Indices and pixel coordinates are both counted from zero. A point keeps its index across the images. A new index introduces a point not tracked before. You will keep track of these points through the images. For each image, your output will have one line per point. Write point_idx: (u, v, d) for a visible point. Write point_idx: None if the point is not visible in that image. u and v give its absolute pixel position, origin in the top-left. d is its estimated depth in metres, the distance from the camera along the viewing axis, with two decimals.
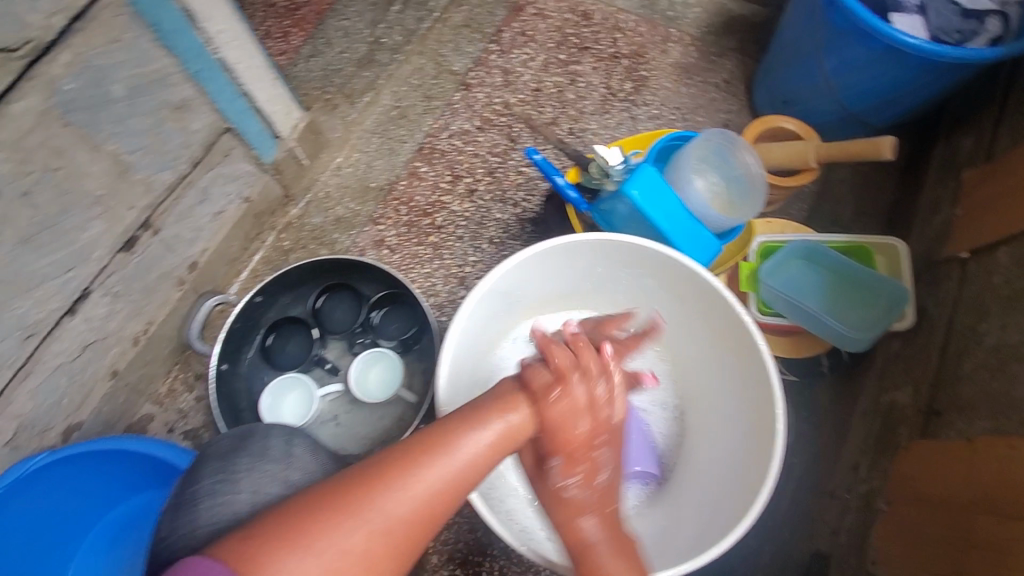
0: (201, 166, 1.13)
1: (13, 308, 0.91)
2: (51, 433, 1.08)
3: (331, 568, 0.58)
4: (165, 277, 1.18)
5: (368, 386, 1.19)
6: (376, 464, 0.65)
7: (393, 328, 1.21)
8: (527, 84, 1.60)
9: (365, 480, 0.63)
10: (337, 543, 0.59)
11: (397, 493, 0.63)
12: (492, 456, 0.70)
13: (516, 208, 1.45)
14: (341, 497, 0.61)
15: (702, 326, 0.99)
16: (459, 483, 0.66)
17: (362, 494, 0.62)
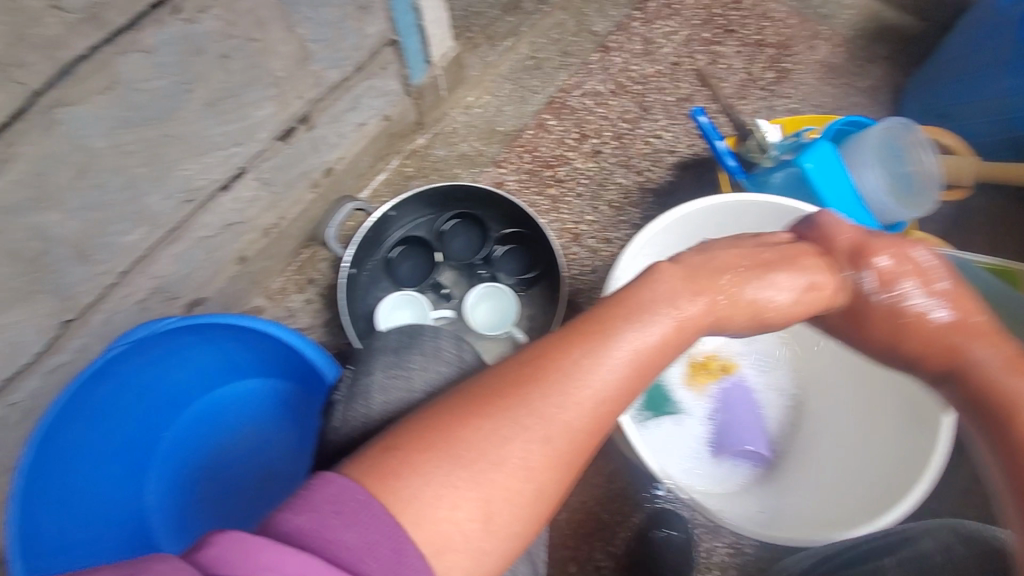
0: (361, 72, 1.14)
1: (184, 168, 0.92)
2: (179, 302, 1.11)
3: (485, 484, 0.51)
4: (303, 176, 1.20)
5: (477, 318, 1.20)
6: (521, 367, 0.56)
7: (513, 266, 1.23)
8: (667, 56, 1.57)
9: (512, 386, 0.55)
10: (489, 455, 0.51)
11: (562, 400, 0.54)
12: (653, 362, 0.59)
13: (640, 176, 1.44)
14: (488, 402, 0.53)
15: None
16: (617, 391, 0.56)
17: (508, 402, 0.53)
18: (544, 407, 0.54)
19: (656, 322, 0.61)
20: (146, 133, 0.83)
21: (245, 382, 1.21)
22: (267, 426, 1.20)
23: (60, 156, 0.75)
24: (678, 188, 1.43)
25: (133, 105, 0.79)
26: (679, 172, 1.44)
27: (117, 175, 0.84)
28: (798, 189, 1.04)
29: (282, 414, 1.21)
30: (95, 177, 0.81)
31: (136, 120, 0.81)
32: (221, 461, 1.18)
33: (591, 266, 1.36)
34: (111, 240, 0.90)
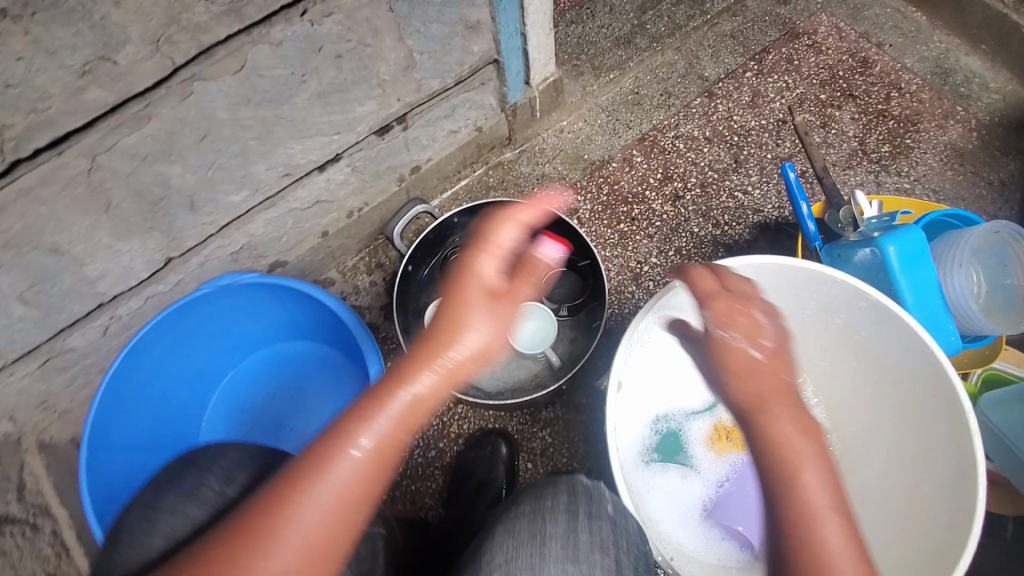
0: (461, 85, 1.23)
1: (288, 146, 1.05)
2: (263, 260, 1.25)
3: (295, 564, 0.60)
4: (392, 170, 1.30)
5: (518, 334, 1.22)
6: (304, 456, 0.64)
7: (560, 291, 1.25)
8: (775, 112, 1.52)
9: (297, 477, 0.62)
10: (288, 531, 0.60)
11: (330, 467, 0.63)
12: (417, 404, 0.67)
13: (717, 228, 1.40)
14: (276, 497, 0.61)
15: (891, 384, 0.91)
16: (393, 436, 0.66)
17: (291, 496, 0.61)
18: (318, 483, 0.62)
19: (417, 371, 0.67)
20: (262, 112, 0.95)
21: (303, 344, 1.34)
22: (312, 387, 1.33)
23: (190, 120, 0.89)
24: (755, 248, 1.38)
25: (254, 86, 0.91)
26: (759, 232, 1.39)
27: (233, 143, 0.97)
28: (873, 272, 0.96)
29: (327, 379, 1.32)
30: (214, 142, 0.94)
31: (256, 100, 0.93)
32: (269, 409, 1.32)
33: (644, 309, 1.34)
34: (218, 197, 1.04)
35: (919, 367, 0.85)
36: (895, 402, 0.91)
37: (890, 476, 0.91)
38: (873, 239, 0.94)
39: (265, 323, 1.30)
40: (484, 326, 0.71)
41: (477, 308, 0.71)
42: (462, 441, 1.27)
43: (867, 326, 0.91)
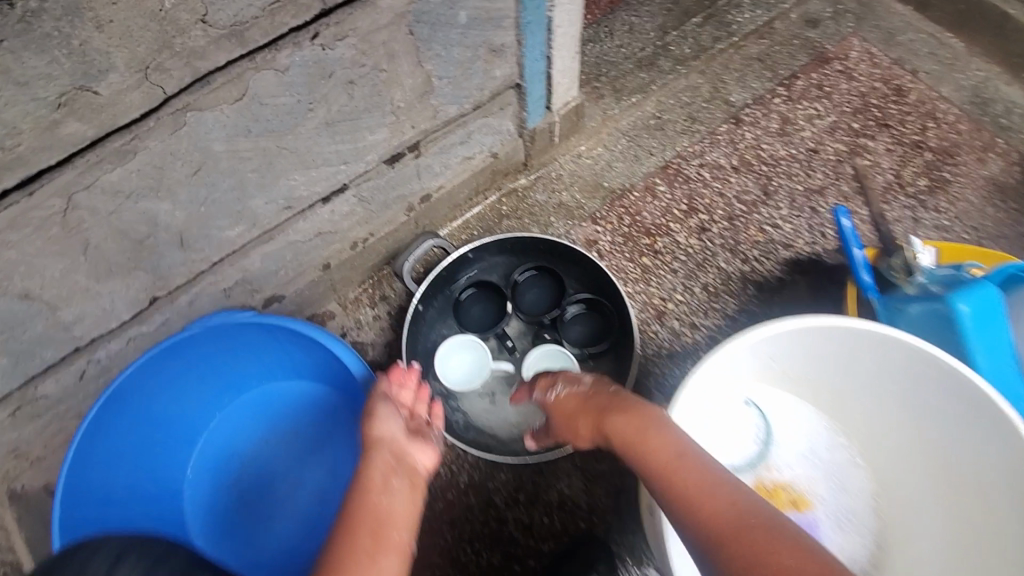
0: (479, 110, 1.14)
1: (291, 177, 0.95)
2: (258, 295, 1.14)
3: None
4: (401, 198, 1.21)
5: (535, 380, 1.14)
6: None
7: (583, 336, 1.14)
8: (805, 141, 1.45)
9: None
10: None
11: None
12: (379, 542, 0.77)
13: (746, 264, 1.31)
14: None
15: (936, 434, 0.83)
16: None
17: None
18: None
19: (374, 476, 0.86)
20: (263, 142, 0.86)
21: (300, 385, 1.23)
22: (308, 433, 1.22)
23: (182, 153, 0.79)
24: (786, 285, 1.29)
25: (255, 116, 0.81)
26: (790, 269, 1.30)
27: (229, 176, 0.87)
28: (939, 329, 0.87)
29: (324, 425, 1.21)
30: (208, 175, 0.84)
31: (257, 130, 0.83)
32: (259, 455, 1.21)
33: (668, 350, 1.24)
34: (211, 232, 0.94)
35: (960, 411, 0.78)
36: (964, 471, 0.80)
37: (952, 549, 0.82)
38: (942, 296, 0.85)
39: (257, 362, 1.19)
40: (393, 448, 0.90)
41: (388, 424, 0.92)
42: (472, 490, 1.15)
43: (926, 392, 0.82)
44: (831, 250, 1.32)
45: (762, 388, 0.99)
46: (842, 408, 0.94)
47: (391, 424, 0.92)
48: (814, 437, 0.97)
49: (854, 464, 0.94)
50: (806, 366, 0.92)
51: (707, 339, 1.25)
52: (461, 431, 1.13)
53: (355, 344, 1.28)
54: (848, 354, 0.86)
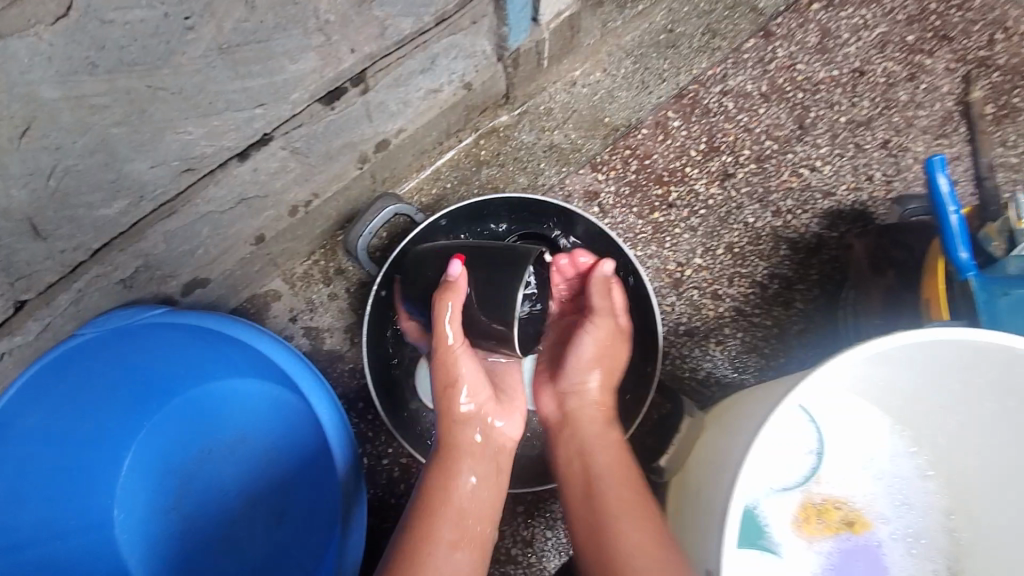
0: (444, 24, 0.85)
1: (181, 130, 0.67)
2: (173, 282, 0.89)
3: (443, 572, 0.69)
4: (350, 147, 0.93)
5: None
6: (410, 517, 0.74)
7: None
8: (849, 61, 1.19)
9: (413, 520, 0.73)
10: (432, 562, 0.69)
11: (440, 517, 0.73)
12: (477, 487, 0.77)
13: (778, 218, 1.09)
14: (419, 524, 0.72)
15: (963, 409, 0.71)
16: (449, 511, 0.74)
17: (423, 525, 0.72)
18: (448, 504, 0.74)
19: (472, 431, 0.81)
20: (126, 81, 0.58)
21: (244, 383, 1.01)
22: (259, 438, 1.01)
23: None
24: (824, 243, 1.08)
25: (97, 41, 0.54)
26: (829, 223, 1.09)
27: (83, 135, 0.60)
28: None
29: (278, 428, 1.01)
30: (46, 135, 0.58)
31: (106, 64, 0.56)
32: (205, 468, 1.01)
33: (686, 327, 1.04)
34: (79, 213, 0.68)
35: (975, 380, 0.67)
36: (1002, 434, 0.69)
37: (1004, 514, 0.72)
38: None
39: (186, 362, 0.95)
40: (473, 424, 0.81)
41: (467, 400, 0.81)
42: None
43: (957, 378, 0.68)
44: (879, 198, 1.11)
45: (831, 399, 0.79)
46: (884, 401, 0.77)
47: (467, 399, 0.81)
48: (882, 447, 0.79)
49: (920, 474, 0.78)
50: (900, 375, 0.71)
51: (732, 314, 1.04)
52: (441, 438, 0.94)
53: (308, 331, 1.05)
54: (886, 363, 0.69)
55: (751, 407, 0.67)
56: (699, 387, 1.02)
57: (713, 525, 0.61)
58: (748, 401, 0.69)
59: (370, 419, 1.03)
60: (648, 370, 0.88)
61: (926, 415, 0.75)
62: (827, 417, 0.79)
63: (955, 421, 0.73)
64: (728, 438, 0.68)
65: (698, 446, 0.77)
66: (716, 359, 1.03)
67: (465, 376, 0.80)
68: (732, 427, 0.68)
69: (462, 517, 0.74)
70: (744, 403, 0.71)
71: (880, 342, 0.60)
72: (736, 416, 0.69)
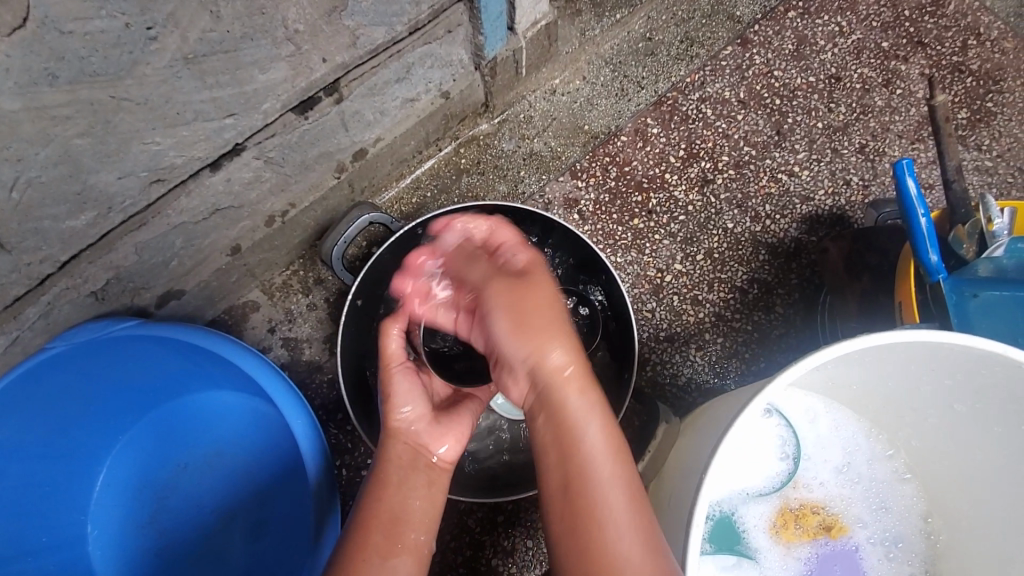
0: (418, 33, 0.85)
1: (149, 140, 0.67)
2: (146, 294, 0.88)
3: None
4: (327, 157, 0.93)
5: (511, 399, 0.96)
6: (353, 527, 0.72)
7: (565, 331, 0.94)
8: (825, 67, 1.20)
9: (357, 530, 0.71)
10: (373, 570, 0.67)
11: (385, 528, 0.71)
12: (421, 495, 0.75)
13: (757, 223, 1.10)
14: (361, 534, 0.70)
15: (934, 408, 0.71)
16: (392, 518, 0.72)
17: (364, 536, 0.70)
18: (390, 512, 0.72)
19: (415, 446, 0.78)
20: (88, 92, 0.58)
21: (221, 397, 0.99)
22: (237, 452, 1.00)
23: None
24: (803, 247, 1.08)
25: (57, 52, 0.53)
26: (808, 227, 1.10)
27: (46, 146, 0.59)
28: (1010, 325, 0.69)
29: (255, 441, 1.00)
30: (7, 147, 0.57)
31: (67, 75, 0.55)
32: (182, 483, 0.99)
33: (667, 333, 1.04)
34: (44, 225, 0.67)
35: (944, 382, 0.66)
36: (974, 434, 0.69)
37: (979, 514, 0.72)
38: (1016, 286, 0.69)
39: (161, 375, 0.94)
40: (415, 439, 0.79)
41: (404, 412, 0.80)
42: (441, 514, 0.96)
43: (926, 379, 0.67)
44: (856, 202, 1.11)
45: (805, 403, 0.79)
46: (857, 402, 0.77)
47: (405, 410, 0.80)
48: (857, 450, 0.79)
49: (897, 475, 0.78)
50: (872, 377, 0.70)
51: (712, 319, 1.04)
52: None
53: (287, 342, 1.04)
54: (856, 366, 0.68)
55: (723, 410, 0.65)
56: (680, 393, 1.02)
57: (681, 530, 0.60)
58: (720, 404, 0.69)
59: (350, 430, 1.02)
60: (624, 377, 0.87)
61: (898, 415, 0.75)
62: (801, 417, 0.79)
63: (927, 421, 0.73)
64: (700, 442, 0.67)
65: (670, 452, 0.76)
66: (697, 364, 1.03)
67: (404, 393, 0.81)
68: (704, 431, 0.67)
69: (395, 522, 0.72)
70: (716, 406, 0.70)
71: (851, 342, 0.59)
72: (708, 419, 0.69)
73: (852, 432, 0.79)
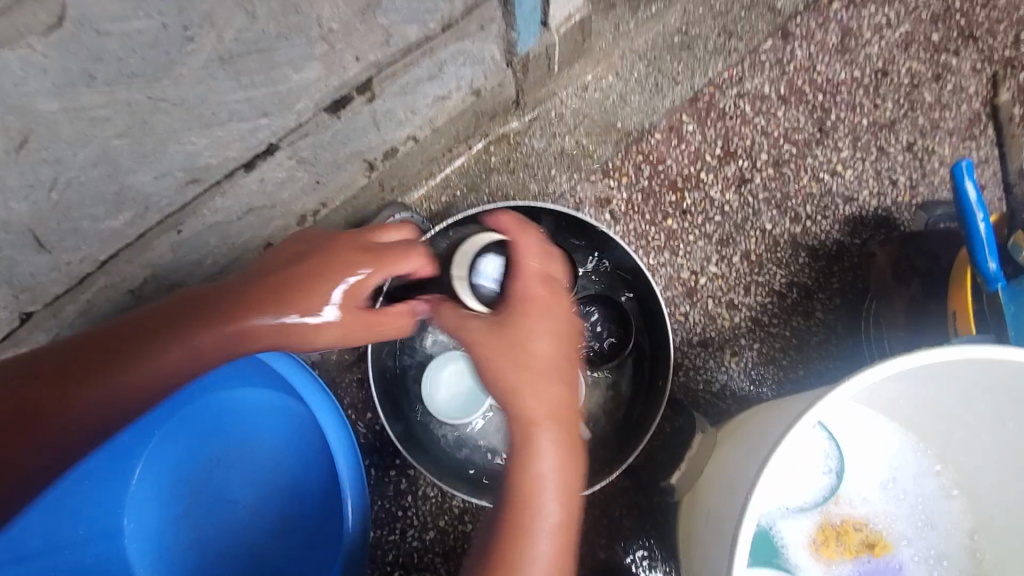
0: (451, 31, 0.84)
1: (185, 141, 0.67)
2: (181, 291, 0.89)
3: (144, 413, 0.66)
4: (357, 156, 0.92)
5: None
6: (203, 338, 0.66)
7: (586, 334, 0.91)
8: (871, 62, 1.15)
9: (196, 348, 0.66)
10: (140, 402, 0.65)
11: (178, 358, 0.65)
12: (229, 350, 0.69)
13: (797, 224, 1.06)
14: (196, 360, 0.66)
15: (990, 428, 0.68)
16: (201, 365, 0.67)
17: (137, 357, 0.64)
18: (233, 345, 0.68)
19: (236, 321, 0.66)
20: (126, 93, 0.59)
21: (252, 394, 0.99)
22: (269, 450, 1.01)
23: None
24: (846, 250, 1.04)
25: (94, 53, 0.54)
26: (851, 229, 1.05)
27: (83, 146, 0.60)
28: None
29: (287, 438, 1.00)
30: (45, 148, 0.58)
31: (105, 76, 0.56)
32: (214, 477, 1.00)
33: (701, 337, 1.01)
34: (82, 225, 0.68)
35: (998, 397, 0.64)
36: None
37: None
38: None
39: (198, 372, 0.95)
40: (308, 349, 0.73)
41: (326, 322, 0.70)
42: (469, 516, 0.97)
43: (983, 399, 0.65)
44: (903, 203, 1.07)
45: (851, 416, 0.77)
46: (912, 424, 0.75)
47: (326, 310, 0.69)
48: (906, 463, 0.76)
49: (945, 494, 0.75)
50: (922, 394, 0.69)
51: (749, 324, 1.01)
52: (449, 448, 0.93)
53: None
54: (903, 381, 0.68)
55: (763, 429, 0.63)
56: (714, 400, 0.99)
57: (725, 546, 0.58)
58: (768, 413, 0.66)
59: (379, 429, 1.01)
60: (659, 384, 0.85)
61: (952, 433, 0.72)
62: (863, 448, 0.77)
63: (986, 440, 0.69)
64: (741, 464, 0.64)
65: (709, 467, 0.73)
66: (732, 370, 0.99)
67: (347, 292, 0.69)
68: (745, 449, 0.65)
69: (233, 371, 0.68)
70: (759, 417, 0.68)
71: (896, 363, 0.57)
72: (751, 432, 0.67)
73: (898, 447, 0.76)
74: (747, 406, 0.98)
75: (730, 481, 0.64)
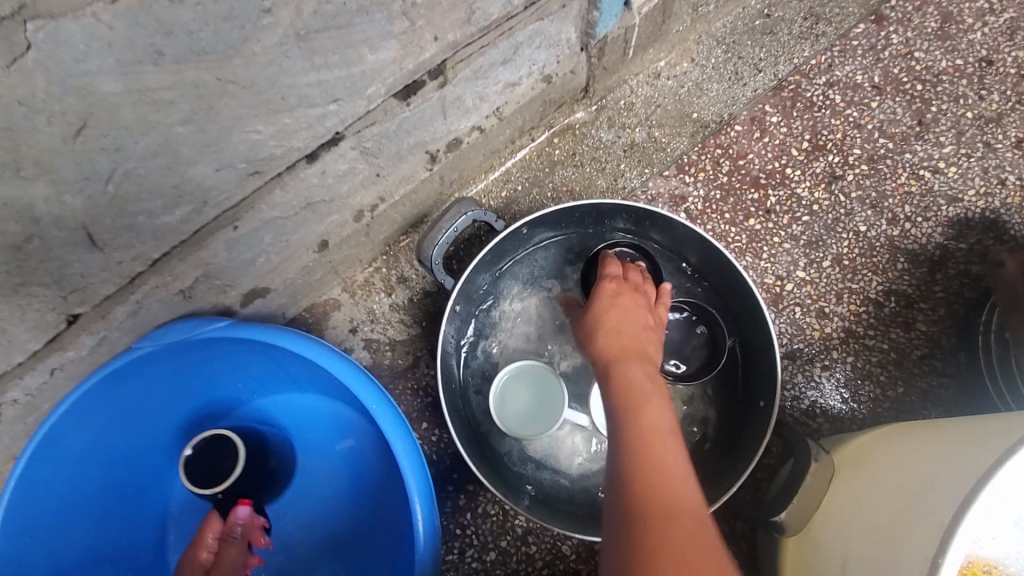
0: (532, 9, 0.76)
1: (251, 128, 0.60)
2: (234, 291, 0.83)
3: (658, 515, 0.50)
4: (420, 147, 0.85)
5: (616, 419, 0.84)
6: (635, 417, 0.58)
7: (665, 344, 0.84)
8: (972, 50, 1.04)
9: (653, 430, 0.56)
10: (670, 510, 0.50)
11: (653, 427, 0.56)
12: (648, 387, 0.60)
13: (894, 226, 0.97)
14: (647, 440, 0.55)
15: None
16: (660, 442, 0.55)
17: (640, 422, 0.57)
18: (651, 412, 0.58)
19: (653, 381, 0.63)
20: (194, 73, 0.52)
21: (302, 398, 0.93)
22: (318, 458, 0.95)
23: (42, 98, 0.47)
24: (950, 256, 0.95)
25: (165, 25, 0.47)
26: (955, 233, 0.96)
27: (145, 132, 0.54)
28: None
29: (339, 446, 0.94)
30: (103, 134, 0.52)
31: (173, 52, 0.49)
32: None
33: (788, 349, 0.92)
34: (138, 221, 0.61)
35: None
36: None
37: None
38: None
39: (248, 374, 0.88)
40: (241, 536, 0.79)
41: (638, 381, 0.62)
42: (533, 537, 0.90)
43: None
44: (1012, 206, 0.97)
45: None
46: None
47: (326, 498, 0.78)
48: None
49: None
50: None
51: (842, 335, 0.92)
52: (514, 464, 0.85)
53: (369, 344, 0.97)
54: None
55: (925, 466, 0.54)
56: (802, 419, 0.90)
57: None
58: (920, 451, 0.57)
59: (436, 441, 0.94)
60: (759, 404, 0.77)
61: None
62: None
63: None
64: (895, 504, 0.55)
65: (833, 508, 0.64)
66: (823, 386, 0.91)
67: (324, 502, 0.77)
68: (896, 494, 0.55)
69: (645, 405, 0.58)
70: (905, 454, 0.59)
71: None
72: (898, 473, 0.57)
73: None
74: (839, 427, 0.89)
75: (879, 533, 0.54)
